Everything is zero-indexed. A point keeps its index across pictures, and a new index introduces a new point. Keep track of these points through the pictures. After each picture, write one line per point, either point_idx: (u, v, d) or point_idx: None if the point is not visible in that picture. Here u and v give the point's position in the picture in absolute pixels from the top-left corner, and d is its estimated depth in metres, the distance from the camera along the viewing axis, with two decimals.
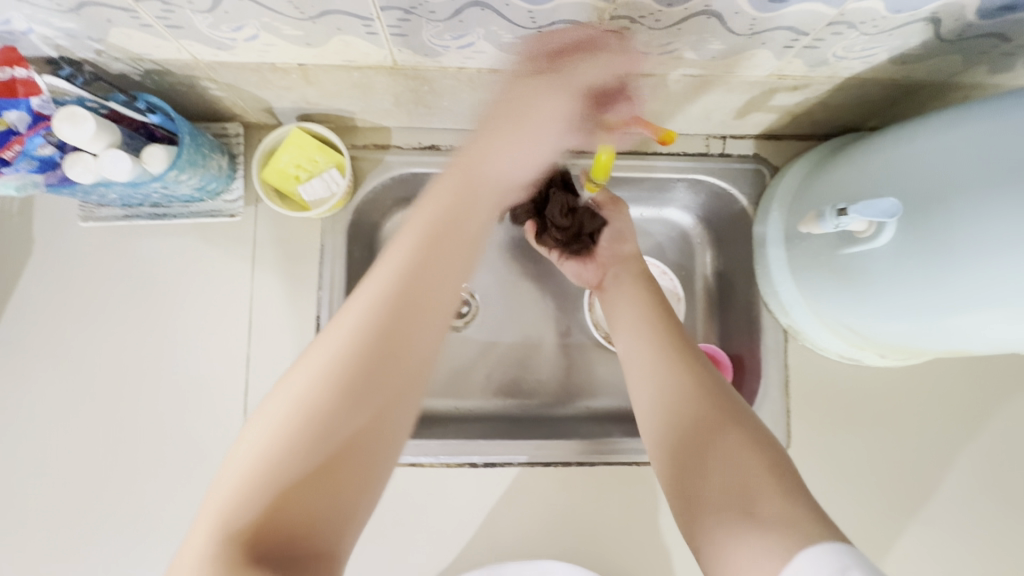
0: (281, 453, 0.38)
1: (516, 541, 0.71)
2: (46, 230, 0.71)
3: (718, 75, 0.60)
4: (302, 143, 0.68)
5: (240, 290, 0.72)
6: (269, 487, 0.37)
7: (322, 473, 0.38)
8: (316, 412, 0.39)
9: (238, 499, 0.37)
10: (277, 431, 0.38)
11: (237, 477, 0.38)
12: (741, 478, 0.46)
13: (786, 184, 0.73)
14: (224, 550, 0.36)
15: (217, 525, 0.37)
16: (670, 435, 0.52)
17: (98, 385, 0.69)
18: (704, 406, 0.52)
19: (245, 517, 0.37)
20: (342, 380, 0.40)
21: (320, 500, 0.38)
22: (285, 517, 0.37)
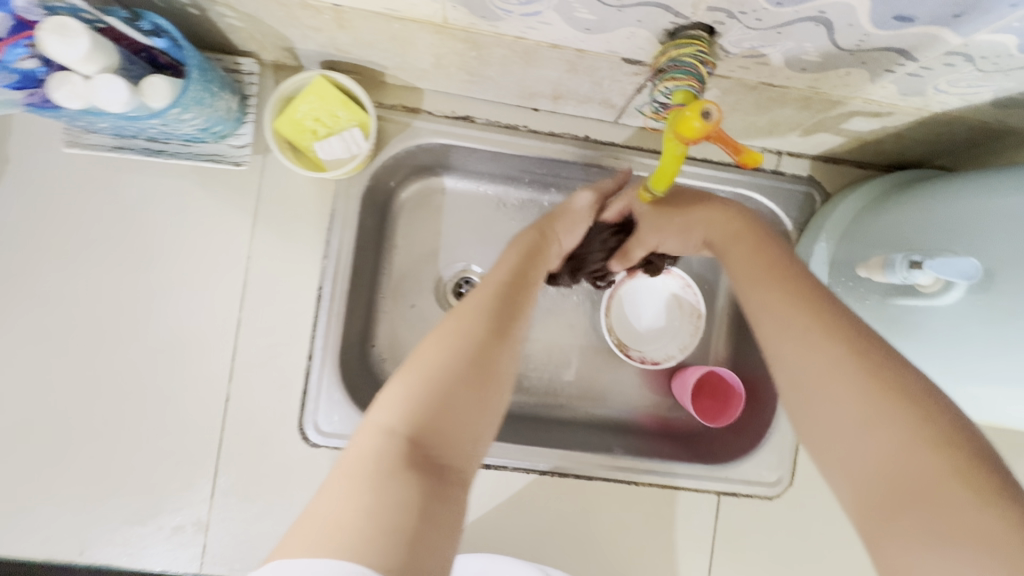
0: (441, 370, 0.42)
1: (501, 546, 0.68)
2: (26, 149, 0.63)
3: (800, 89, 0.53)
4: (323, 93, 0.60)
5: (238, 247, 0.65)
6: (395, 452, 0.37)
7: (475, 402, 0.42)
8: (470, 343, 0.44)
9: (411, 404, 0.40)
10: (441, 354, 0.43)
11: (403, 390, 0.41)
12: (919, 495, 0.32)
13: (840, 213, 0.68)
14: (393, 443, 0.38)
15: (382, 425, 0.39)
16: (822, 432, 0.38)
17: (69, 328, 0.63)
18: (866, 399, 0.36)
19: (402, 419, 0.39)
20: (490, 317, 0.47)
21: (467, 423, 0.41)
22: (443, 427, 0.40)
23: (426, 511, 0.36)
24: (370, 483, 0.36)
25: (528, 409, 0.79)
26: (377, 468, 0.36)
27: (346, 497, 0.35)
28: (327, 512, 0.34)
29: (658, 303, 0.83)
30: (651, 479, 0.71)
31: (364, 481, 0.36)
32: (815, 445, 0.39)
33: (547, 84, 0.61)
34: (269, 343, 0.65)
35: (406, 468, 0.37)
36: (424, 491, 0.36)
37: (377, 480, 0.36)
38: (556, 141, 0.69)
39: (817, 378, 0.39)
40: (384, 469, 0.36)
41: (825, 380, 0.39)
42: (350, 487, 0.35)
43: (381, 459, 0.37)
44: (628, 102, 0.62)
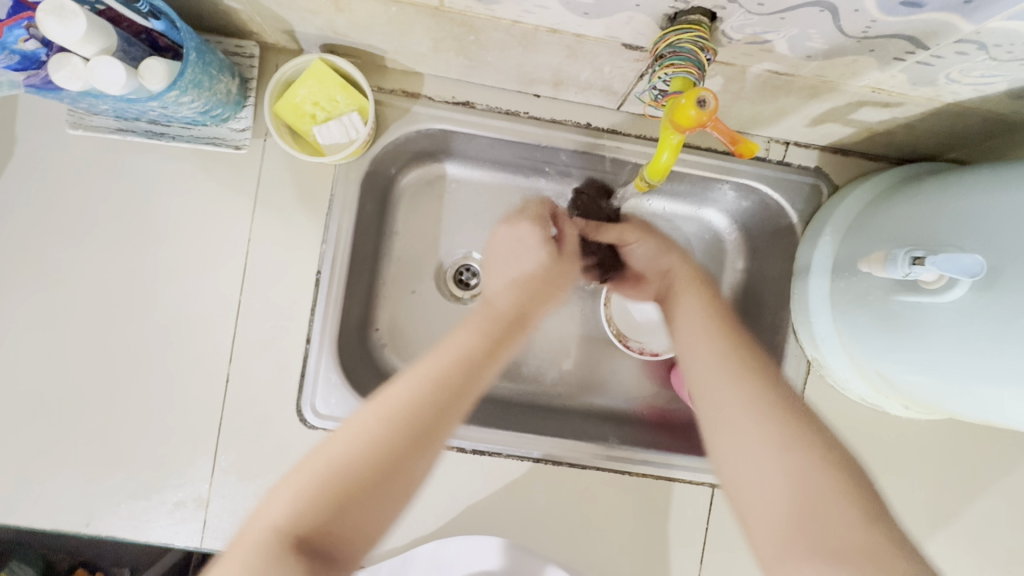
0: (340, 463, 0.42)
1: (493, 532, 0.69)
2: (33, 130, 0.64)
3: (806, 77, 0.52)
4: (322, 78, 0.60)
5: (238, 231, 0.66)
6: (270, 553, 0.38)
7: (375, 502, 0.42)
8: (385, 434, 0.43)
9: (301, 500, 0.40)
10: (343, 447, 0.43)
11: (305, 483, 0.41)
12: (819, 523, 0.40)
13: (845, 208, 0.66)
14: (274, 545, 0.38)
15: (271, 525, 0.40)
16: (757, 470, 0.44)
17: (73, 307, 0.64)
18: (778, 432, 0.45)
19: (301, 522, 0.40)
20: (417, 407, 0.45)
21: (359, 521, 0.41)
22: (332, 529, 0.40)
23: None
24: None
25: (524, 397, 0.80)
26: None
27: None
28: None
29: None
30: (648, 470, 0.71)
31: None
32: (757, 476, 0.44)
33: (547, 70, 0.60)
34: (267, 326, 0.66)
35: (280, 566, 0.37)
36: None
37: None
38: (557, 128, 0.68)
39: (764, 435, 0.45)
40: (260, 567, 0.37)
41: (775, 437, 0.45)
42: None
43: (256, 562, 0.37)
44: (630, 89, 0.61)
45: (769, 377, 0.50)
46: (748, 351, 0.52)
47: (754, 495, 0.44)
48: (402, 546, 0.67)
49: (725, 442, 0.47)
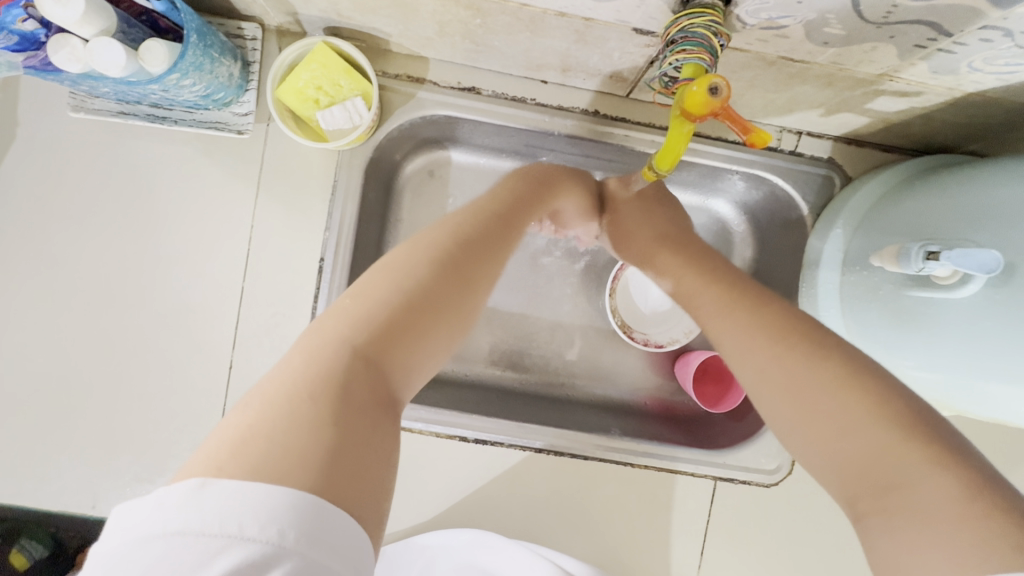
0: (380, 300, 0.41)
1: (494, 520, 0.69)
2: (35, 112, 0.64)
3: (822, 65, 0.50)
4: (325, 61, 0.59)
5: (241, 217, 0.65)
6: (328, 362, 0.37)
7: (414, 338, 0.41)
8: (419, 273, 0.44)
9: (357, 322, 0.40)
10: (360, 300, 0.41)
11: (345, 319, 0.40)
12: (906, 488, 0.34)
13: (857, 200, 0.65)
14: (341, 358, 0.37)
15: (305, 356, 0.37)
16: (820, 441, 0.39)
17: (77, 290, 0.64)
18: (814, 382, 0.40)
19: (352, 344, 0.38)
20: (444, 253, 0.46)
21: (404, 357, 0.40)
22: (385, 354, 0.39)
23: (354, 423, 0.34)
24: (293, 412, 0.33)
25: (527, 386, 0.79)
26: (311, 401, 0.34)
27: (268, 420, 0.32)
28: (239, 432, 0.32)
29: None
30: (652, 462, 0.70)
31: (293, 401, 0.34)
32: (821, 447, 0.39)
33: (555, 55, 0.59)
34: (271, 312, 0.65)
35: (345, 379, 0.36)
36: (359, 394, 0.36)
37: (319, 399, 0.34)
38: (564, 115, 0.67)
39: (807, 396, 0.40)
40: (316, 377, 0.35)
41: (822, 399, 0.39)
42: (286, 406, 0.33)
43: (318, 371, 0.36)
44: (640, 75, 0.59)
45: (789, 319, 0.45)
46: (751, 292, 0.49)
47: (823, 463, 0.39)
48: (404, 532, 0.68)
49: (779, 413, 0.42)
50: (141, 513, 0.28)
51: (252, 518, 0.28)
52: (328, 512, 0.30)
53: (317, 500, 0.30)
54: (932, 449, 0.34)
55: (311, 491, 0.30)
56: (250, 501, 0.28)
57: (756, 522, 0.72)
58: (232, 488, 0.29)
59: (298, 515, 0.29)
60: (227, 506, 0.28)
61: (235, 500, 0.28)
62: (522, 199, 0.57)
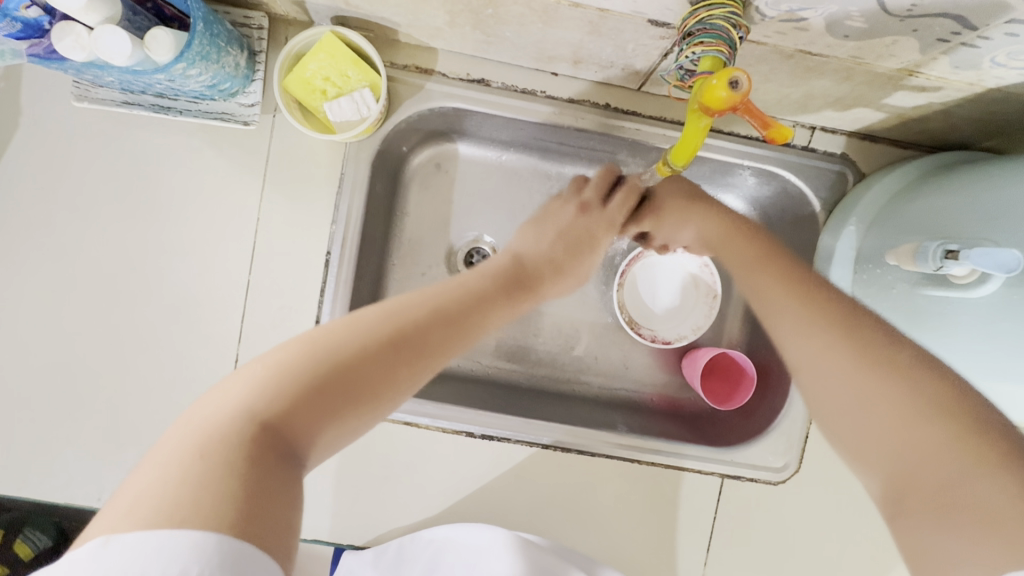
0: (300, 362, 0.38)
1: (501, 516, 0.69)
2: (38, 101, 0.63)
3: (840, 59, 0.50)
4: (333, 52, 0.58)
5: (246, 209, 0.65)
6: (229, 432, 0.34)
7: (332, 409, 0.38)
8: (354, 343, 0.40)
9: (268, 388, 0.36)
10: (273, 363, 0.38)
11: (249, 384, 0.37)
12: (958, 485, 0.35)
13: (871, 197, 0.64)
14: (243, 430, 0.34)
15: (209, 417, 0.35)
16: (871, 439, 0.40)
17: (82, 282, 0.64)
18: (868, 380, 0.41)
19: (255, 410, 0.35)
20: (387, 322, 0.43)
21: (313, 427, 0.37)
22: (294, 424, 0.36)
23: (254, 494, 0.32)
24: (175, 486, 0.31)
25: (534, 382, 0.79)
26: (196, 470, 0.31)
27: (179, 472, 0.31)
28: (145, 485, 0.31)
29: (673, 281, 0.81)
30: (659, 458, 0.70)
31: (184, 473, 0.31)
32: (870, 444, 0.40)
33: (567, 47, 0.58)
34: (277, 306, 0.65)
35: (242, 453, 0.33)
36: (260, 467, 0.33)
37: (213, 459, 0.32)
38: (574, 108, 0.66)
39: (864, 392, 0.41)
40: (208, 449, 0.33)
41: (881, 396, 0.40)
42: (202, 456, 0.32)
43: (216, 441, 0.33)
44: (653, 68, 0.58)
45: (852, 314, 0.46)
46: (806, 284, 0.50)
47: (870, 459, 0.40)
48: (409, 526, 0.68)
49: (831, 412, 0.43)
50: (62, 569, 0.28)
51: (175, 560, 0.28)
52: (241, 554, 0.29)
53: (227, 541, 0.29)
54: (994, 450, 0.35)
55: (220, 535, 0.29)
56: (157, 546, 0.28)
57: (762, 519, 0.71)
58: (144, 537, 0.28)
59: (196, 560, 0.28)
60: (139, 549, 0.28)
61: (150, 549, 0.28)
62: (490, 288, 0.53)
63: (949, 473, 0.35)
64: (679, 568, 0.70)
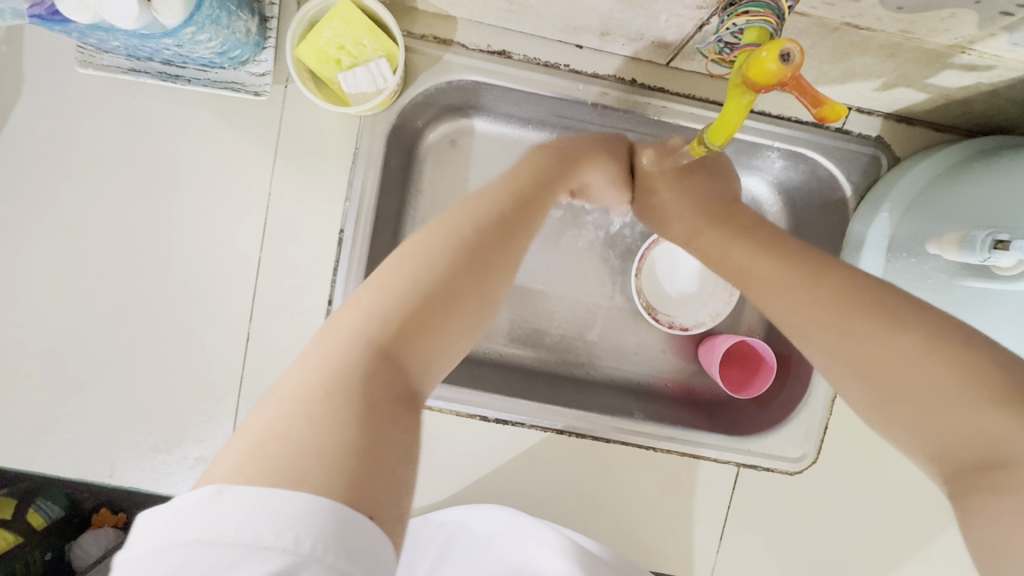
0: (408, 285, 0.40)
1: (514, 500, 0.68)
2: (41, 67, 0.60)
3: (889, 33, 0.46)
4: (348, 18, 0.55)
5: (258, 184, 0.63)
6: (350, 353, 0.35)
7: (435, 331, 0.39)
8: (451, 264, 0.42)
9: (383, 309, 0.38)
10: (379, 293, 0.39)
11: (362, 310, 0.38)
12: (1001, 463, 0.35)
13: (906, 182, 0.61)
14: (367, 351, 0.36)
15: (328, 351, 0.36)
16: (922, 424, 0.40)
17: (91, 256, 0.62)
18: (908, 362, 0.41)
19: (375, 339, 0.37)
20: (478, 248, 0.44)
21: (422, 350, 0.38)
22: (408, 347, 0.38)
23: (370, 420, 0.33)
24: (310, 409, 0.32)
25: (546, 366, 0.78)
26: (323, 397, 0.33)
27: (296, 417, 0.31)
28: (264, 426, 0.31)
29: (692, 267, 0.79)
30: (674, 446, 0.69)
31: (311, 400, 0.32)
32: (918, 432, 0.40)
33: (595, 17, 0.55)
34: (290, 284, 0.63)
35: (365, 373, 0.35)
36: (377, 391, 0.34)
37: (339, 400, 0.33)
38: (599, 83, 0.63)
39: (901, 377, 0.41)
40: (340, 367, 0.34)
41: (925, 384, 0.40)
42: (320, 393, 0.33)
43: (346, 360, 0.35)
44: (686, 41, 0.55)
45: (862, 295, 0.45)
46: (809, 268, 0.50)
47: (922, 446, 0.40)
48: (424, 508, 0.67)
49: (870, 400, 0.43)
50: (163, 519, 0.27)
51: (286, 528, 0.27)
52: (355, 520, 0.28)
53: (348, 510, 0.28)
54: None
55: (340, 500, 0.29)
56: (267, 506, 0.27)
57: (777, 509, 0.71)
58: (255, 498, 0.28)
59: (319, 523, 0.27)
60: (247, 513, 0.27)
61: (265, 507, 0.27)
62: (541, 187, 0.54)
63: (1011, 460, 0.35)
64: (692, 556, 0.70)
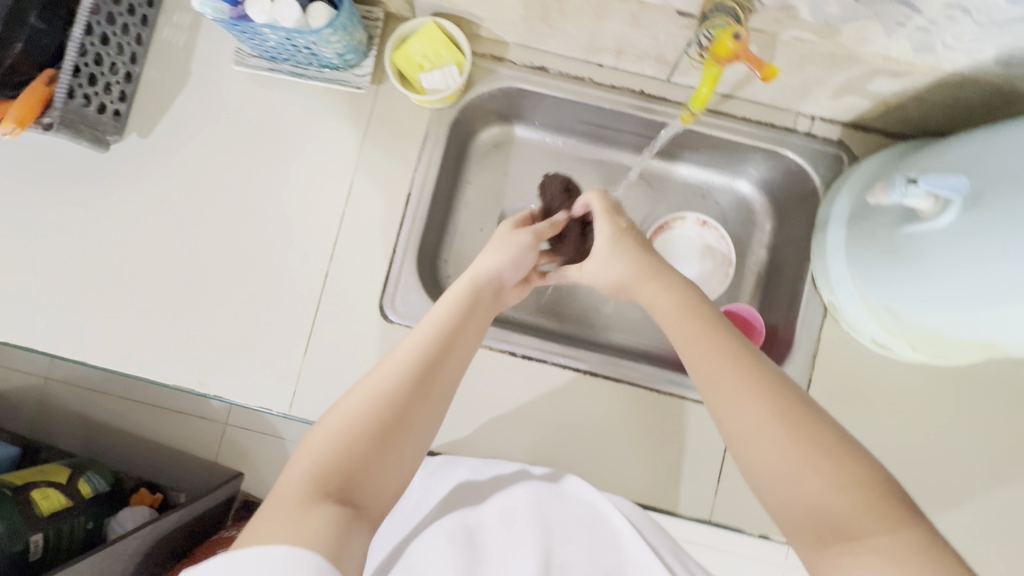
0: (359, 422, 0.51)
1: (535, 427, 0.81)
2: (202, 65, 0.82)
3: (826, 44, 0.64)
4: (432, 35, 0.75)
5: (348, 156, 0.81)
6: (312, 482, 0.46)
7: (389, 455, 0.51)
8: (393, 396, 0.54)
9: (340, 441, 0.49)
10: (338, 428, 0.50)
11: (331, 437, 0.50)
12: (857, 535, 0.43)
13: (862, 170, 0.75)
14: (322, 484, 0.46)
15: (304, 476, 0.47)
16: (793, 493, 0.47)
17: (216, 204, 0.80)
18: (798, 453, 0.47)
19: (336, 468, 0.48)
20: (413, 380, 0.56)
21: (374, 473, 0.49)
22: (361, 472, 0.49)
23: (341, 532, 0.43)
24: (296, 520, 0.42)
25: (566, 329, 0.92)
26: (298, 510, 0.43)
27: (281, 524, 0.42)
28: (262, 533, 0.41)
29: (692, 249, 0.90)
30: (674, 389, 0.82)
31: (293, 513, 0.43)
32: (796, 512, 0.46)
33: (613, 40, 0.74)
34: (363, 234, 0.80)
35: (324, 500, 0.45)
36: (341, 514, 0.45)
37: (312, 512, 0.43)
38: (616, 93, 0.82)
39: (789, 460, 0.47)
40: (310, 497, 0.45)
41: (808, 480, 0.46)
42: (266, 522, 0.42)
43: (312, 489, 0.45)
44: (680, 56, 0.74)
45: (781, 381, 0.53)
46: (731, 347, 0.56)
47: (795, 526, 0.46)
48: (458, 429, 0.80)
49: (767, 480, 0.49)
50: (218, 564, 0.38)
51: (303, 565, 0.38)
52: None
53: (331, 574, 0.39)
54: (895, 512, 0.43)
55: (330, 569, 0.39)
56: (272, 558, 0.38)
57: None
58: (255, 555, 0.39)
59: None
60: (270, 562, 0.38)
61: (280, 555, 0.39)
62: (464, 310, 0.64)
63: (857, 534, 0.43)
64: (681, 487, 0.80)
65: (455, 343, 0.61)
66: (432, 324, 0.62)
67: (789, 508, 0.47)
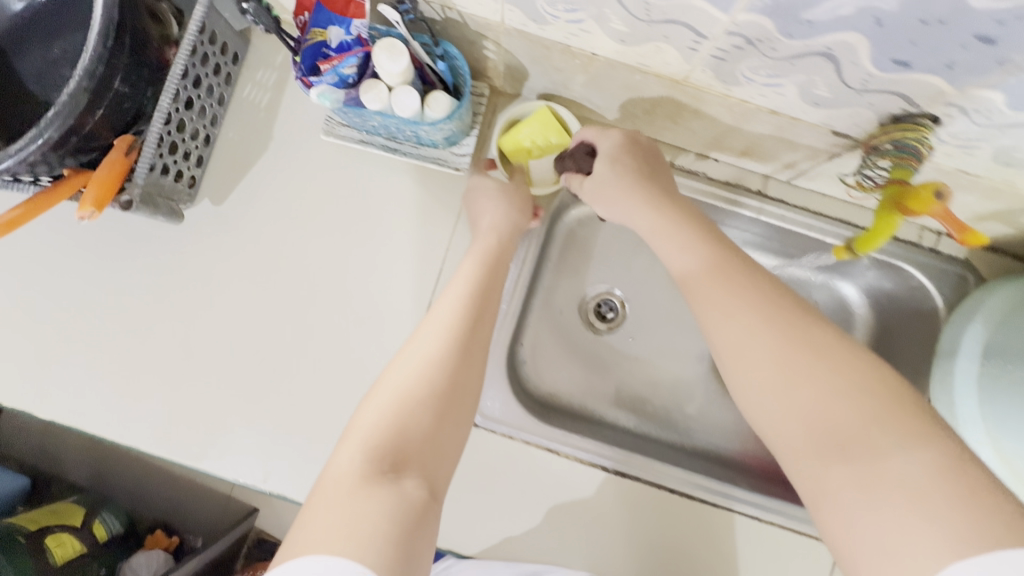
0: (410, 399, 0.50)
1: (620, 551, 0.75)
2: (286, 129, 0.76)
3: (993, 180, 0.58)
4: (544, 120, 0.69)
5: (438, 239, 0.75)
6: (364, 461, 0.46)
7: (437, 432, 0.51)
8: (437, 367, 0.53)
9: (391, 419, 0.49)
10: (385, 407, 0.50)
11: (378, 415, 0.50)
12: (877, 452, 0.39)
13: (994, 301, 0.70)
14: (373, 464, 0.46)
15: (358, 454, 0.47)
16: (808, 410, 0.43)
17: (292, 282, 0.74)
18: (812, 361, 0.44)
19: (379, 445, 0.47)
20: (450, 350, 0.54)
21: (426, 447, 0.49)
22: (413, 452, 0.48)
23: (397, 517, 0.43)
24: (353, 504, 0.43)
25: (647, 430, 0.86)
26: (351, 493, 0.44)
27: (338, 511, 0.43)
28: (320, 526, 0.42)
29: None
30: (775, 518, 0.75)
31: (349, 496, 0.44)
32: (796, 428, 0.43)
33: (741, 142, 0.69)
34: None
35: (375, 480, 0.45)
36: (393, 496, 0.44)
37: (366, 494, 0.44)
38: (731, 191, 0.76)
39: (793, 377, 0.44)
40: (362, 480, 0.45)
41: (819, 389, 0.43)
42: (320, 513, 0.43)
43: (364, 473, 0.45)
44: (814, 166, 0.68)
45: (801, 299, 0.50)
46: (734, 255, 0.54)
47: (794, 443, 0.43)
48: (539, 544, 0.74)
49: (764, 393, 0.45)
50: None
51: None
52: None
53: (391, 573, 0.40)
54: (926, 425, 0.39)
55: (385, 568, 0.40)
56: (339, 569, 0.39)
57: None
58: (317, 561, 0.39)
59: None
60: None
61: None
62: (486, 264, 0.62)
63: (866, 446, 0.39)
64: None
65: (488, 300, 0.60)
66: (458, 295, 0.59)
67: (787, 426, 0.44)
